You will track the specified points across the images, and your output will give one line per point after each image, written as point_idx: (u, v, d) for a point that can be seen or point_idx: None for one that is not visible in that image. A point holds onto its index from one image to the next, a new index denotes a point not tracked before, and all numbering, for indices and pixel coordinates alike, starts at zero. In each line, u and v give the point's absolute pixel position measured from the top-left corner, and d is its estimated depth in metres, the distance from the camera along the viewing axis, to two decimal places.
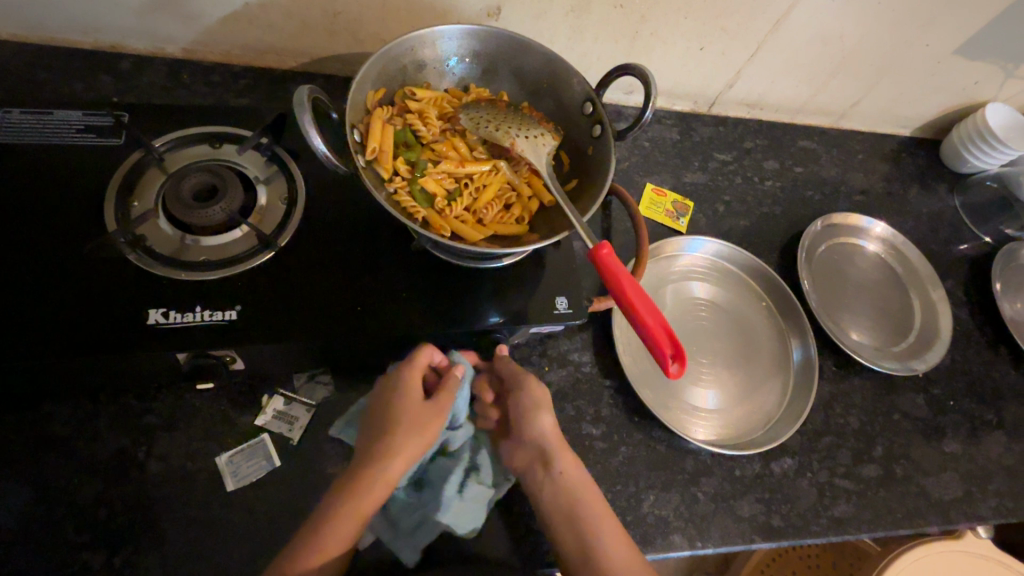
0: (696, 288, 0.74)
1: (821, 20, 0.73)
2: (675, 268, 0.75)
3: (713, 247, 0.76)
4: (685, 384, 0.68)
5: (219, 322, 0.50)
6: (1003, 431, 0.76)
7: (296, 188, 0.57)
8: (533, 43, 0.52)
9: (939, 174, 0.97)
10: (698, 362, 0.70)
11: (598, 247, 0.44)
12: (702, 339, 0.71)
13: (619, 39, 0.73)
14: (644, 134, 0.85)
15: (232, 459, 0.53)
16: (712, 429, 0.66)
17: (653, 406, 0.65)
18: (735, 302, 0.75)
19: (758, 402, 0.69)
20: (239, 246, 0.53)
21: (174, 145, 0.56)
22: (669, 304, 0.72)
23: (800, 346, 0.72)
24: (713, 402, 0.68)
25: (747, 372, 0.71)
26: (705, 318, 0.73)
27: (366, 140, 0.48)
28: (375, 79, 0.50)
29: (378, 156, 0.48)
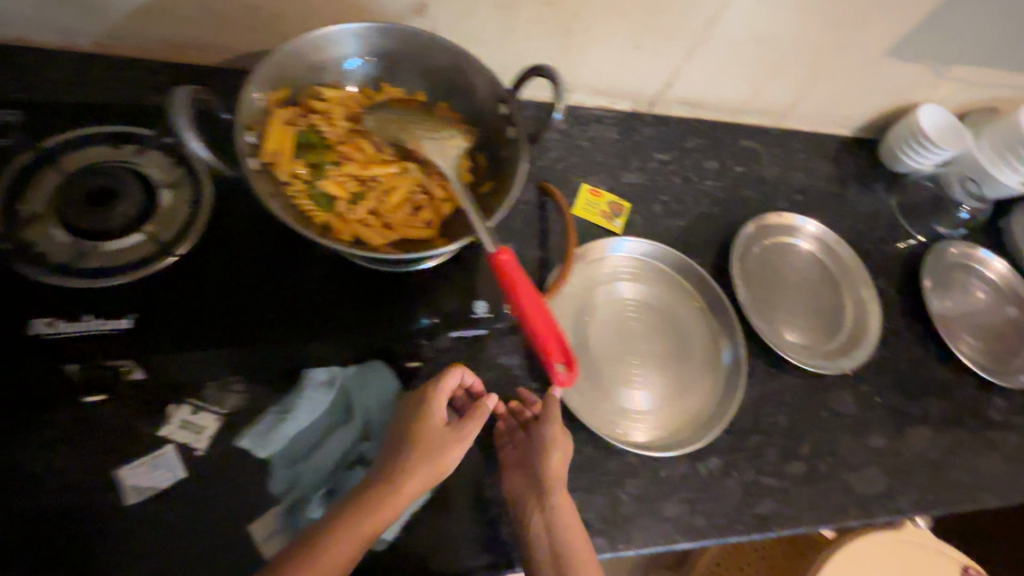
0: (623, 289, 0.74)
1: (753, 21, 0.73)
2: (601, 270, 0.75)
3: (641, 247, 0.76)
4: (617, 387, 0.68)
5: (113, 330, 0.47)
6: (927, 426, 0.78)
7: (202, 187, 0.54)
8: (442, 41, 0.51)
9: (878, 174, 0.99)
10: (629, 364, 0.70)
11: (497, 253, 0.44)
12: (632, 340, 0.71)
13: (552, 37, 0.72)
14: (583, 132, 0.84)
15: (134, 471, 0.51)
16: (646, 430, 0.67)
17: (582, 412, 0.65)
18: (666, 301, 0.75)
19: (691, 399, 0.70)
20: (140, 251, 0.51)
21: (69, 146, 0.53)
22: (595, 308, 0.72)
23: (730, 346, 0.72)
24: (646, 403, 0.68)
25: (681, 371, 0.71)
26: (634, 319, 0.73)
27: (263, 143, 0.47)
28: (275, 79, 0.48)
29: (278, 159, 0.47)
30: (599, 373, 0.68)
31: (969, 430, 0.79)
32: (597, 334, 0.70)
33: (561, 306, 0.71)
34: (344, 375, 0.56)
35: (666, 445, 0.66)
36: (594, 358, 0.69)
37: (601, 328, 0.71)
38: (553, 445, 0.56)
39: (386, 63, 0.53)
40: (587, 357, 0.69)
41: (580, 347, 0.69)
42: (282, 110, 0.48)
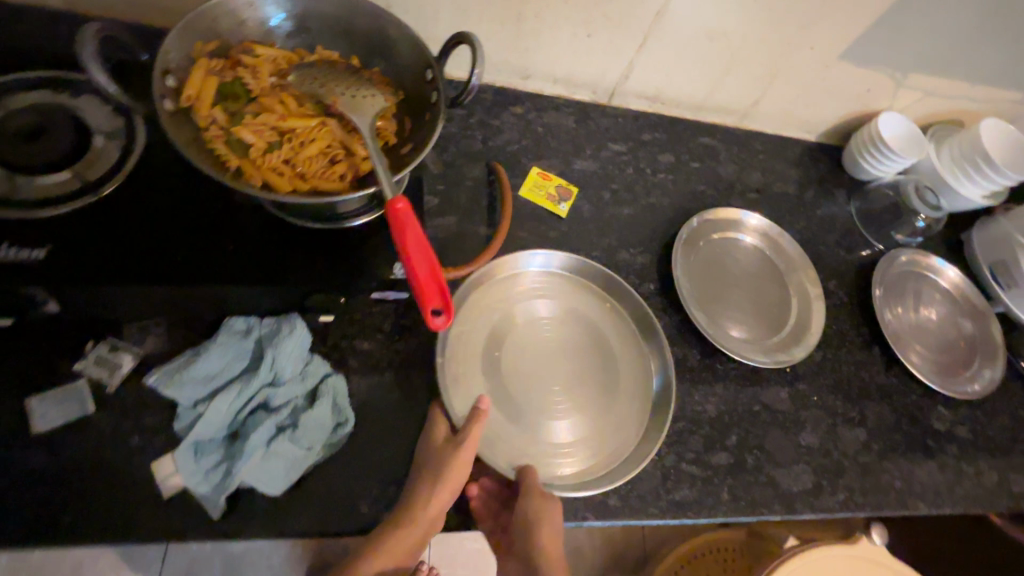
0: (539, 307, 0.71)
1: (702, 15, 0.74)
2: (516, 288, 0.71)
3: (548, 261, 0.73)
4: (533, 417, 0.64)
5: (24, 260, 0.48)
6: (862, 429, 0.77)
7: (134, 133, 0.57)
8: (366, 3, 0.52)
9: (839, 181, 0.99)
10: (547, 391, 0.66)
11: (394, 201, 0.46)
12: (550, 364, 0.67)
13: (503, 20, 0.74)
14: (540, 119, 0.86)
15: (44, 402, 0.52)
16: (568, 465, 0.63)
17: (491, 449, 0.61)
18: (584, 317, 0.72)
19: (615, 425, 0.66)
20: (61, 188, 0.52)
21: (13, 87, 0.55)
22: (507, 333, 0.68)
23: (659, 368, 0.69)
24: (568, 434, 0.64)
25: (607, 392, 0.68)
26: (552, 340, 0.69)
27: (182, 88, 0.49)
28: (201, 29, 0.50)
29: (196, 104, 0.49)
30: (512, 402, 0.64)
31: (907, 436, 0.78)
32: (509, 358, 0.66)
33: (468, 329, 0.66)
34: (261, 326, 0.57)
35: (592, 481, 0.62)
36: (506, 385, 0.65)
37: (514, 355, 0.67)
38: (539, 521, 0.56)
39: (317, 25, 0.55)
40: (497, 388, 0.64)
41: (489, 373, 0.65)
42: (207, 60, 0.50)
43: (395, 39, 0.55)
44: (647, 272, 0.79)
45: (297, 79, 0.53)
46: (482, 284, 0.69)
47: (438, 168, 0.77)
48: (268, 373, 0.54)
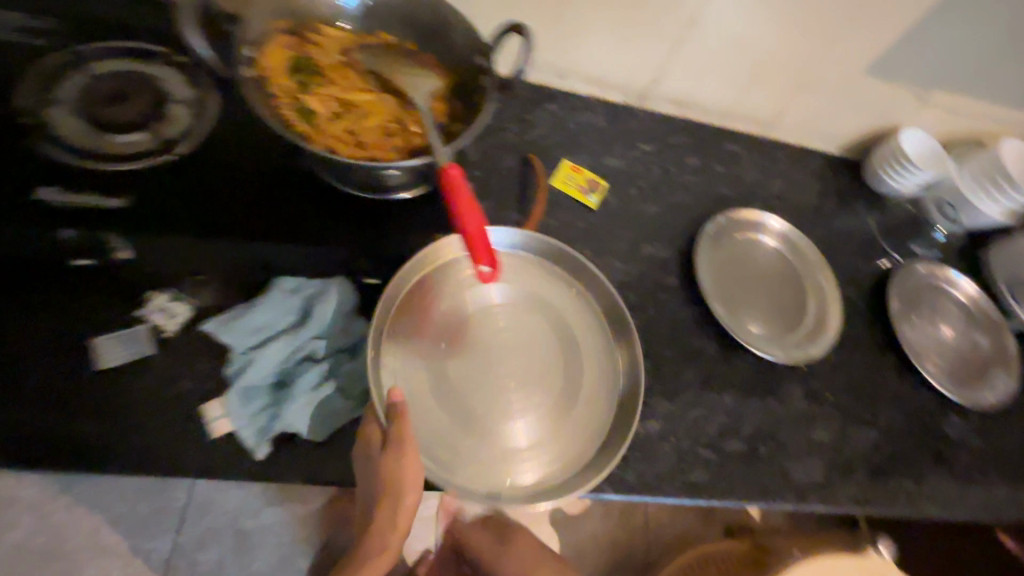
0: (490, 292, 0.65)
1: (735, 23, 0.78)
2: (462, 273, 0.65)
3: (495, 241, 0.67)
4: (480, 415, 0.59)
5: (105, 207, 0.55)
6: (875, 429, 0.79)
7: (206, 103, 0.61)
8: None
9: (859, 193, 1.02)
10: (496, 387, 0.60)
11: (447, 166, 0.51)
12: (501, 356, 0.62)
13: (545, 20, 0.78)
14: (573, 117, 0.90)
15: (108, 342, 0.56)
16: (517, 471, 0.58)
17: (431, 454, 0.56)
18: (539, 302, 0.66)
19: (573, 425, 0.61)
20: (141, 148, 0.57)
21: (100, 51, 0.60)
22: (454, 325, 0.62)
23: (626, 358, 0.65)
24: (518, 436, 0.59)
25: (565, 387, 0.63)
26: (502, 329, 0.63)
27: (260, 58, 0.54)
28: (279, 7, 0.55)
29: (272, 73, 0.54)
30: (456, 399, 0.59)
31: (918, 439, 0.80)
32: (453, 349, 0.61)
33: (407, 319, 0.61)
34: (309, 286, 0.61)
35: (542, 490, 0.57)
36: (449, 380, 0.60)
37: (461, 348, 0.61)
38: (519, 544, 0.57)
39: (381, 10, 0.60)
40: (442, 387, 0.59)
41: (430, 368, 0.59)
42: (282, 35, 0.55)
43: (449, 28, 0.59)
44: (671, 266, 0.82)
45: (360, 58, 0.58)
46: (423, 269, 0.63)
47: (475, 156, 0.81)
48: (313, 327, 0.59)
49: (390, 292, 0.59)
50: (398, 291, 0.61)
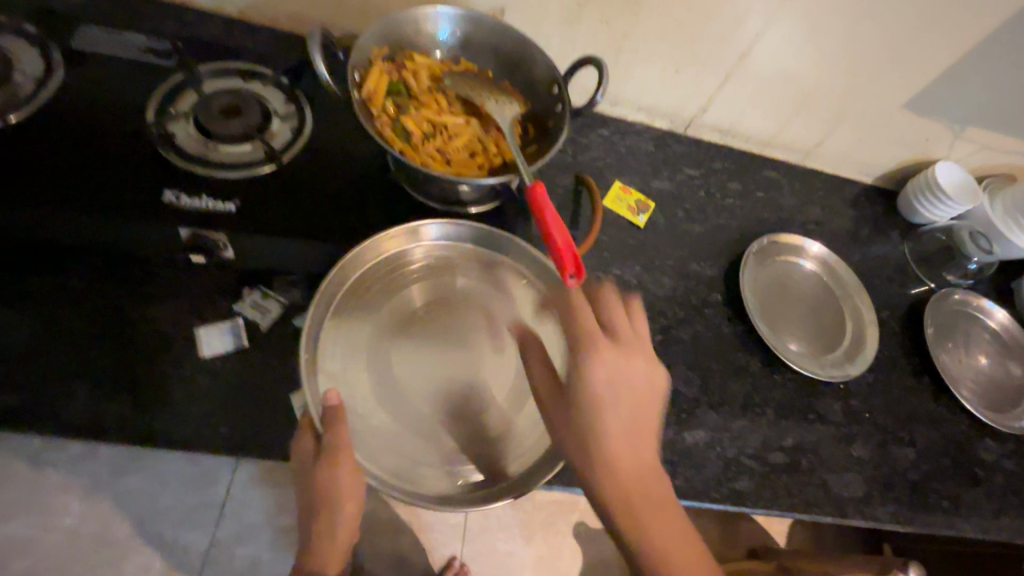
0: (433, 289, 0.65)
1: (783, 59, 0.84)
2: (414, 269, 0.66)
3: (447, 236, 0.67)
4: (421, 412, 0.59)
5: (222, 211, 0.60)
6: (912, 448, 0.81)
7: (304, 121, 0.67)
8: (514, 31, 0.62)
9: (894, 222, 1.06)
10: (439, 383, 0.61)
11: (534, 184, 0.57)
12: (445, 353, 0.62)
13: (604, 52, 0.84)
14: (623, 141, 0.95)
15: (208, 331, 0.61)
16: (461, 469, 0.58)
17: (374, 453, 0.56)
18: (493, 297, 0.66)
19: (522, 421, 0.61)
20: (250, 156, 0.63)
21: (214, 73, 0.67)
22: (403, 321, 0.63)
23: None
24: (464, 433, 0.60)
25: (517, 384, 0.62)
26: (453, 325, 0.64)
27: (363, 80, 0.59)
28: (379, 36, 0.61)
29: (373, 95, 0.59)
30: (405, 394, 0.60)
31: (954, 460, 0.82)
32: (395, 347, 0.61)
33: (350, 316, 0.61)
34: None
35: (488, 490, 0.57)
36: (391, 379, 0.60)
37: (411, 344, 0.62)
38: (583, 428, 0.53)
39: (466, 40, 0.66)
40: (390, 383, 0.60)
41: (372, 365, 0.60)
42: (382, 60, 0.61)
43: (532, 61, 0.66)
44: (715, 284, 0.86)
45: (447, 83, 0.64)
46: (365, 265, 0.64)
47: None
48: None
49: (330, 285, 0.60)
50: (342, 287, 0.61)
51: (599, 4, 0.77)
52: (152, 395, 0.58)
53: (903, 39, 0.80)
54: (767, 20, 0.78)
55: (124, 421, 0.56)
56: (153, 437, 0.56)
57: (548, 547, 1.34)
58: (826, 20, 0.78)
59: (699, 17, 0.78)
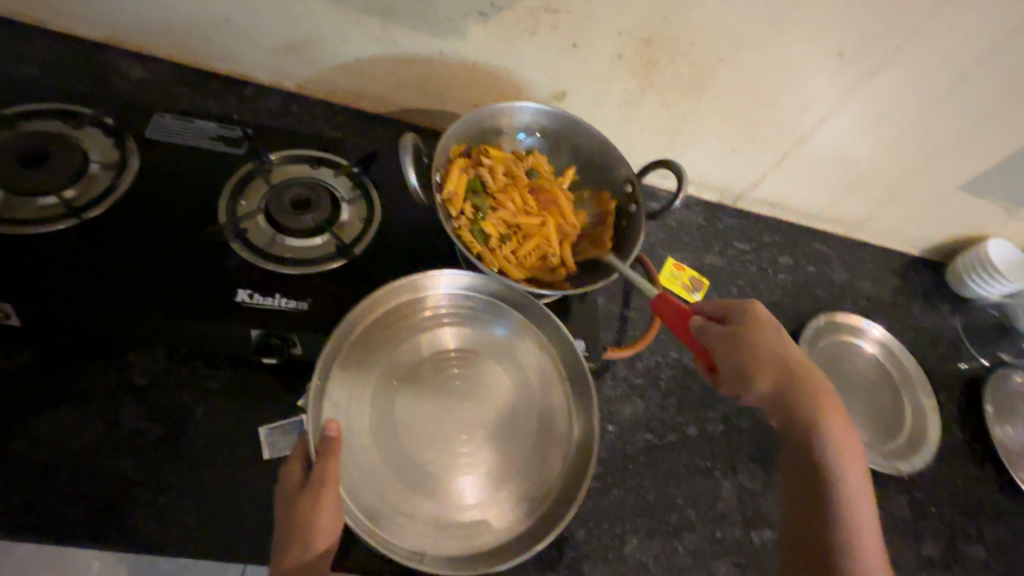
0: (444, 338, 0.63)
1: (841, 141, 0.83)
2: (420, 315, 0.64)
3: (458, 281, 0.65)
4: (420, 461, 0.56)
5: (294, 310, 0.59)
6: (981, 546, 0.79)
7: (373, 210, 0.67)
8: (595, 133, 0.67)
9: (943, 295, 1.04)
10: (442, 436, 0.58)
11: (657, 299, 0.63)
12: (449, 404, 0.60)
13: (661, 132, 0.84)
14: (673, 215, 0.95)
15: (272, 432, 0.60)
16: (439, 528, 0.54)
17: (364, 505, 0.53)
18: (497, 350, 0.64)
19: (515, 490, 0.58)
20: (321, 250, 0.63)
21: (282, 162, 0.68)
22: (406, 367, 0.60)
23: (584, 421, 0.62)
24: (455, 493, 0.56)
25: (517, 442, 0.60)
26: (455, 375, 0.61)
27: (445, 183, 0.63)
28: (460, 136, 0.65)
29: (453, 197, 0.62)
30: (402, 442, 0.57)
31: None
32: (403, 389, 0.59)
33: (363, 353, 0.60)
34: None
35: (480, 553, 0.54)
36: (392, 422, 0.57)
37: (411, 391, 0.59)
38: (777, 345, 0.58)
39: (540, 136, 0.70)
40: (389, 431, 0.57)
41: (377, 406, 0.58)
42: (462, 160, 0.64)
43: (605, 161, 0.70)
44: None
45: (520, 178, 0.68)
46: (380, 306, 0.62)
47: None
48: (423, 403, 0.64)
49: (349, 323, 0.58)
50: (353, 331, 0.59)
51: (661, 90, 0.77)
52: (213, 502, 0.56)
53: (967, 126, 0.80)
54: (830, 107, 0.78)
55: (188, 531, 0.54)
56: (218, 551, 0.54)
57: None
58: (890, 108, 0.78)
59: (762, 103, 0.78)
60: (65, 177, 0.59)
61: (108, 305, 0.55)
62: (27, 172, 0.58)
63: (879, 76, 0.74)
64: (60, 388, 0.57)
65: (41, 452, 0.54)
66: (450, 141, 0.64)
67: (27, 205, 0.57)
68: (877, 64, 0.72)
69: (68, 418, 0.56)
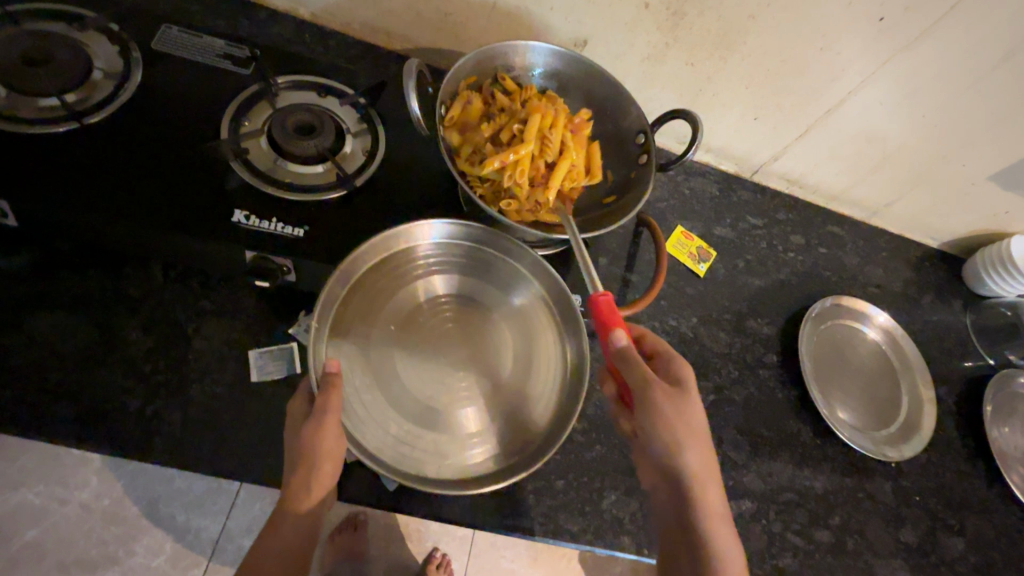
0: (439, 284, 0.62)
1: (870, 117, 0.80)
2: (414, 265, 0.62)
3: (451, 230, 0.63)
4: (420, 397, 0.57)
5: (289, 236, 0.58)
6: (962, 538, 0.78)
7: (378, 144, 0.66)
8: (612, 79, 0.66)
9: (957, 290, 1.02)
10: (438, 374, 0.58)
11: (598, 295, 0.56)
12: (446, 345, 0.60)
13: (683, 93, 0.81)
14: (687, 182, 0.92)
15: (261, 356, 0.60)
16: (444, 457, 0.55)
17: (368, 436, 0.53)
18: (491, 294, 0.64)
19: (510, 422, 0.58)
20: (321, 179, 0.62)
21: (289, 87, 0.66)
22: (401, 312, 0.60)
23: (576, 357, 0.61)
24: (455, 427, 0.57)
25: (510, 380, 0.60)
26: (450, 321, 0.61)
27: (449, 114, 0.62)
28: (470, 68, 0.64)
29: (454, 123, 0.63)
30: (404, 381, 0.57)
31: (1003, 554, 0.79)
32: (401, 331, 0.59)
33: (363, 291, 0.59)
34: None
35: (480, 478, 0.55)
36: (393, 358, 0.58)
37: (410, 334, 0.59)
38: (690, 426, 0.53)
39: (555, 79, 0.69)
40: (390, 368, 0.57)
41: (378, 344, 0.58)
42: (469, 92, 0.63)
43: (621, 110, 0.68)
44: (771, 344, 0.83)
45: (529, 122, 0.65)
46: (377, 252, 0.60)
47: None
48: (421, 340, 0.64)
49: (345, 267, 0.57)
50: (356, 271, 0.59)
51: (687, 46, 0.73)
52: (200, 415, 0.57)
53: (1005, 111, 0.76)
54: (863, 78, 0.74)
55: (174, 441, 0.55)
56: (204, 463, 0.55)
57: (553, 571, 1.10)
58: (926, 85, 0.74)
59: (791, 70, 0.75)
60: (69, 79, 0.58)
61: (104, 212, 0.54)
62: (31, 71, 0.57)
63: (918, 47, 0.70)
64: (56, 291, 0.58)
65: (38, 352, 0.55)
66: (460, 74, 0.64)
67: (29, 104, 0.56)
68: (917, 35, 0.68)
69: (64, 322, 0.57)
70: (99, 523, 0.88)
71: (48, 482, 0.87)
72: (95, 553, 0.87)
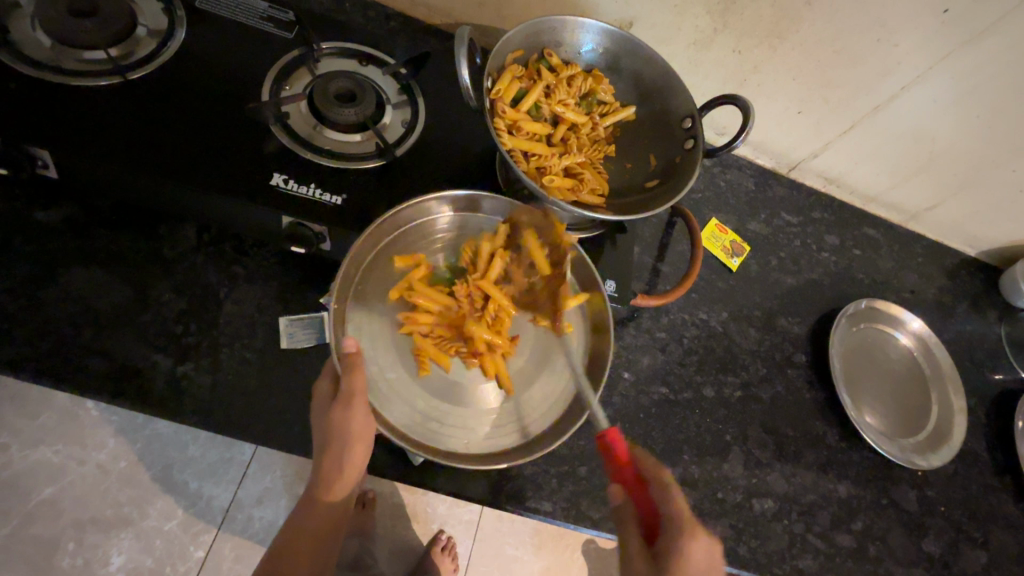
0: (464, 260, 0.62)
1: (917, 115, 0.77)
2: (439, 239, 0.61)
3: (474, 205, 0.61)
4: (444, 375, 0.57)
5: (326, 203, 0.57)
6: (986, 553, 0.77)
7: (417, 115, 0.65)
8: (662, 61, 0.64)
9: (992, 301, 0.99)
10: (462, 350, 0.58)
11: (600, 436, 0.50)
12: None
13: (726, 82, 0.78)
14: (723, 175, 0.90)
15: (291, 323, 0.60)
16: (469, 433, 0.55)
17: (395, 413, 0.53)
18: None
19: (536, 399, 0.58)
20: (359, 149, 0.61)
21: (330, 54, 0.65)
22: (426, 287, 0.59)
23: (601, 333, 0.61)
24: (479, 403, 0.57)
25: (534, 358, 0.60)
26: None
27: (494, 86, 0.60)
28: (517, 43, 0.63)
29: (501, 96, 0.60)
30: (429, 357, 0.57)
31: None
32: None
33: (388, 265, 0.59)
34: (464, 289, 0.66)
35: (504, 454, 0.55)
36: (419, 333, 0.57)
37: None
38: None
39: (603, 58, 0.67)
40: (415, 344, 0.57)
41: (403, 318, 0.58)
42: (515, 67, 0.62)
43: (669, 93, 0.66)
44: (801, 343, 0.82)
45: (570, 114, 0.64)
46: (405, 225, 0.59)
47: None
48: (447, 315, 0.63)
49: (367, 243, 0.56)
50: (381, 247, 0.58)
51: (736, 32, 0.71)
52: (229, 379, 0.57)
53: None
54: (917, 74, 0.72)
55: (203, 403, 0.55)
56: (232, 426, 0.55)
57: (559, 562, 1.10)
58: (985, 83, 0.71)
59: (843, 61, 0.72)
60: (112, 34, 0.58)
61: (144, 168, 0.54)
62: (75, 23, 0.56)
63: (978, 43, 0.67)
64: (89, 248, 0.58)
65: (73, 308, 0.55)
66: (507, 48, 0.62)
67: (72, 60, 0.56)
68: (979, 31, 0.66)
69: (98, 279, 0.57)
70: (116, 484, 0.89)
71: (67, 442, 0.89)
72: (110, 513, 0.88)
